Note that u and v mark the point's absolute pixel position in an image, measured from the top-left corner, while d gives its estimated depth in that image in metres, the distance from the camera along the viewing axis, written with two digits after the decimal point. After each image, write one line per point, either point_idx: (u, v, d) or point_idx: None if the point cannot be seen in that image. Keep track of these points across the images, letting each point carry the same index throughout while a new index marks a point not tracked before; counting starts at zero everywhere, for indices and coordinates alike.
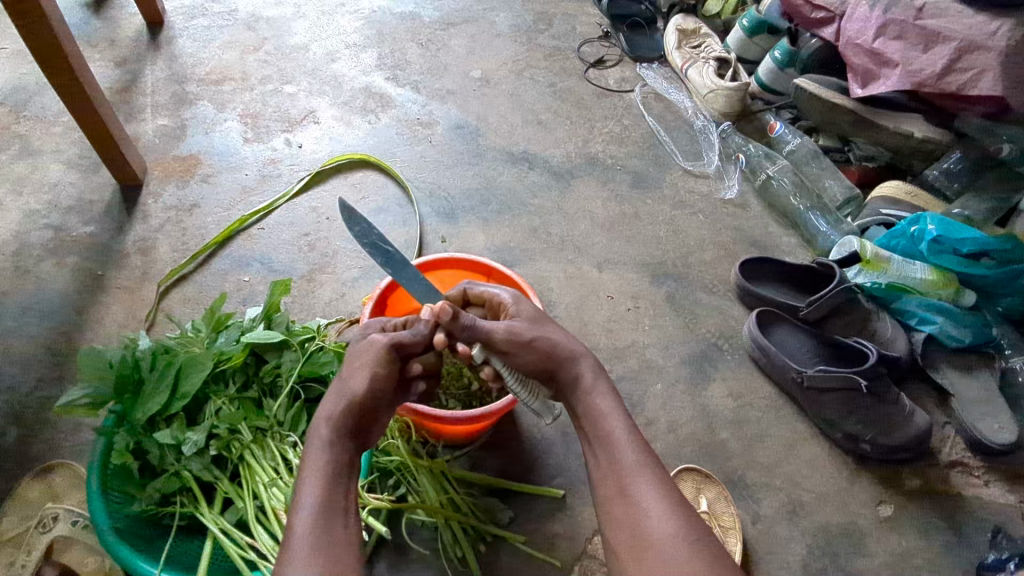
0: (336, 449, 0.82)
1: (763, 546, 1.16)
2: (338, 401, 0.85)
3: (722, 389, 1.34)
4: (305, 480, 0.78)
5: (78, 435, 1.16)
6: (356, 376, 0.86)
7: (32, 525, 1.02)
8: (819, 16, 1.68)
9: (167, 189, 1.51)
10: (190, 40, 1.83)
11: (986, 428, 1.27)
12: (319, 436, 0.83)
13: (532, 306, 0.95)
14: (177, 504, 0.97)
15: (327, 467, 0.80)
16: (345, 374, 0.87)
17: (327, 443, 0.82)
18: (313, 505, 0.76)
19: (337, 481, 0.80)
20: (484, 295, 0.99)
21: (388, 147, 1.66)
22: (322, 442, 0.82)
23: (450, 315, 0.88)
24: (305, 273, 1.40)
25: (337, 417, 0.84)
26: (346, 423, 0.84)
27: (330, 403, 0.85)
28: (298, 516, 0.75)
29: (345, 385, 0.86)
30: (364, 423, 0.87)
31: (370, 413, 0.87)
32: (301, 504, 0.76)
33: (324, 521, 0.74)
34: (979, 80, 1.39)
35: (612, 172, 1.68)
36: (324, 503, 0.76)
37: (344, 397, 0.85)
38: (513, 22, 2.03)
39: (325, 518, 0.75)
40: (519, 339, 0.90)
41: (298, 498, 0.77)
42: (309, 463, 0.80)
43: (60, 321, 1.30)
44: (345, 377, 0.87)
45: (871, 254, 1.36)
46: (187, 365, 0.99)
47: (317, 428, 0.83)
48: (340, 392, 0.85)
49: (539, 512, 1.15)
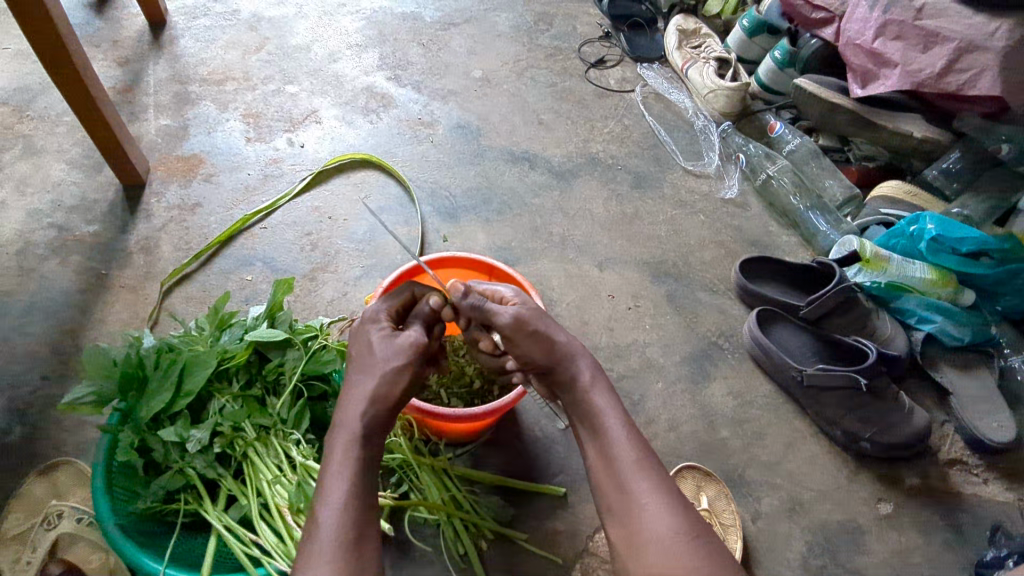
0: (366, 445, 0.82)
1: (763, 543, 1.17)
2: (371, 397, 0.84)
3: (723, 388, 1.35)
4: (330, 476, 0.78)
5: (82, 433, 1.17)
6: (393, 369, 0.86)
7: (38, 523, 1.03)
8: (819, 16, 1.69)
9: (170, 189, 1.52)
10: (192, 40, 1.84)
11: (985, 427, 1.28)
12: (349, 430, 0.82)
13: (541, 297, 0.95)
14: (181, 502, 0.98)
15: (356, 463, 0.80)
16: (376, 368, 0.86)
17: (357, 439, 0.81)
18: (342, 501, 0.76)
19: (364, 477, 0.80)
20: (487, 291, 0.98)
21: (389, 146, 1.67)
22: (352, 437, 0.81)
23: (462, 291, 0.95)
24: (307, 272, 1.41)
25: (371, 411, 0.84)
26: (378, 418, 0.84)
27: (365, 396, 0.84)
28: (324, 512, 0.75)
29: (382, 378, 0.85)
30: (390, 418, 0.87)
31: (395, 406, 0.87)
32: (329, 499, 0.76)
33: (352, 518, 0.75)
34: (978, 81, 1.39)
35: (612, 171, 1.69)
36: (352, 498, 0.77)
37: (376, 395, 0.84)
38: (514, 23, 2.04)
39: (354, 515, 0.76)
40: (526, 328, 0.89)
41: (323, 493, 0.77)
42: (335, 459, 0.80)
43: (64, 319, 1.31)
44: (381, 368, 0.86)
45: (870, 254, 1.38)
46: (192, 363, 1.00)
47: (347, 421, 0.83)
48: (374, 387, 0.85)
49: (541, 510, 1.15)
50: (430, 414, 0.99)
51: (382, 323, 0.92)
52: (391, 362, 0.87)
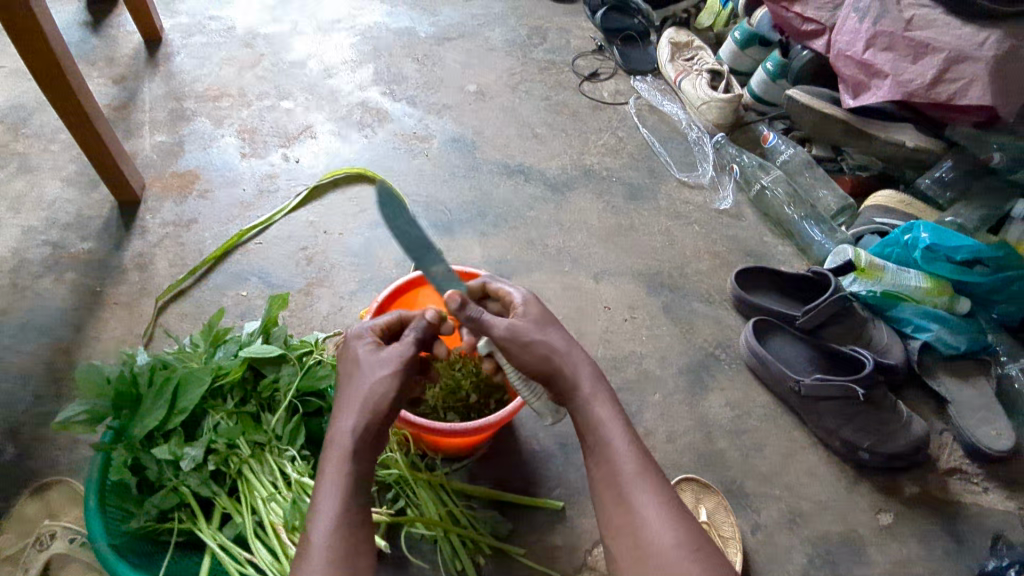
0: (359, 459, 0.81)
1: (763, 555, 1.16)
2: (362, 410, 0.84)
3: (721, 399, 1.34)
4: (322, 495, 0.78)
5: (75, 451, 1.16)
6: (379, 379, 0.86)
7: (30, 543, 1.03)
8: (808, 28, 1.68)
9: (165, 205, 1.52)
10: (188, 57, 1.85)
11: (984, 435, 1.28)
12: (341, 447, 0.81)
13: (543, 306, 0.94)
14: (175, 520, 0.97)
15: (347, 481, 0.79)
16: (365, 378, 0.86)
17: (349, 455, 0.81)
18: (332, 520, 0.76)
19: (356, 494, 0.79)
20: (501, 292, 0.98)
21: (385, 160, 1.67)
22: (344, 454, 0.81)
23: (458, 303, 0.89)
24: (303, 286, 1.41)
25: (363, 426, 0.83)
26: (371, 431, 0.84)
27: (355, 410, 0.84)
28: (316, 529, 0.75)
29: (372, 390, 0.85)
30: (382, 431, 0.86)
31: (388, 418, 0.86)
32: (320, 517, 0.76)
33: (343, 536, 0.75)
34: (969, 90, 1.40)
35: (607, 183, 1.70)
36: (344, 514, 0.77)
37: (368, 407, 0.84)
38: (508, 37, 2.05)
39: (345, 534, 0.75)
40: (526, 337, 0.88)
41: (317, 510, 0.77)
42: (327, 475, 0.80)
43: (58, 337, 1.30)
44: (371, 383, 0.85)
45: (865, 262, 1.39)
46: (186, 380, 0.99)
47: (339, 436, 0.82)
48: (364, 399, 0.84)
49: (539, 524, 1.15)
50: (425, 428, 0.98)
51: (368, 339, 0.91)
52: (377, 370, 0.86)
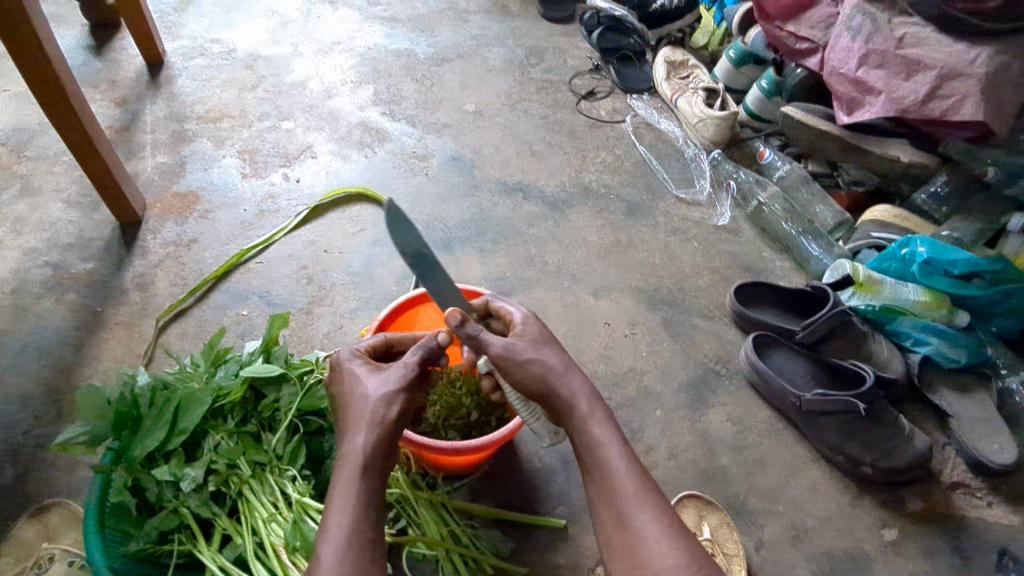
0: (371, 475, 0.82)
1: (767, 572, 1.15)
2: (372, 426, 0.85)
3: (722, 414, 1.34)
4: (333, 513, 0.78)
5: (74, 474, 1.15)
6: (386, 399, 0.87)
7: (27, 567, 1.02)
8: (803, 46, 1.71)
9: (166, 225, 1.52)
10: (188, 80, 1.87)
11: (986, 448, 1.27)
12: (352, 464, 0.82)
13: (541, 326, 0.95)
14: (175, 542, 0.96)
15: (357, 499, 0.79)
16: (374, 397, 0.87)
17: (359, 472, 0.81)
18: (343, 536, 0.75)
19: (366, 511, 0.79)
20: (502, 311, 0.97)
21: (386, 179, 1.69)
22: (355, 470, 0.81)
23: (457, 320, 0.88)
24: (304, 305, 1.41)
25: (374, 442, 0.84)
26: (382, 448, 0.85)
27: (365, 424, 0.85)
28: (326, 546, 0.75)
29: (380, 411, 0.86)
30: (392, 449, 0.87)
31: (396, 434, 0.87)
32: (329, 534, 0.76)
33: (353, 551, 0.74)
34: (961, 107, 1.42)
35: (605, 201, 1.71)
36: (355, 529, 0.76)
37: (377, 423, 0.85)
38: (505, 57, 2.08)
39: (355, 551, 0.75)
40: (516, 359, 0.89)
41: (326, 529, 0.77)
42: (338, 492, 0.80)
43: (58, 358, 1.30)
44: (377, 398, 0.86)
45: (864, 276, 1.40)
46: (187, 401, 0.99)
47: (350, 452, 0.83)
48: (371, 415, 0.85)
49: (543, 542, 1.14)
50: (425, 446, 0.99)
51: (359, 360, 0.92)
52: (386, 389, 0.88)
